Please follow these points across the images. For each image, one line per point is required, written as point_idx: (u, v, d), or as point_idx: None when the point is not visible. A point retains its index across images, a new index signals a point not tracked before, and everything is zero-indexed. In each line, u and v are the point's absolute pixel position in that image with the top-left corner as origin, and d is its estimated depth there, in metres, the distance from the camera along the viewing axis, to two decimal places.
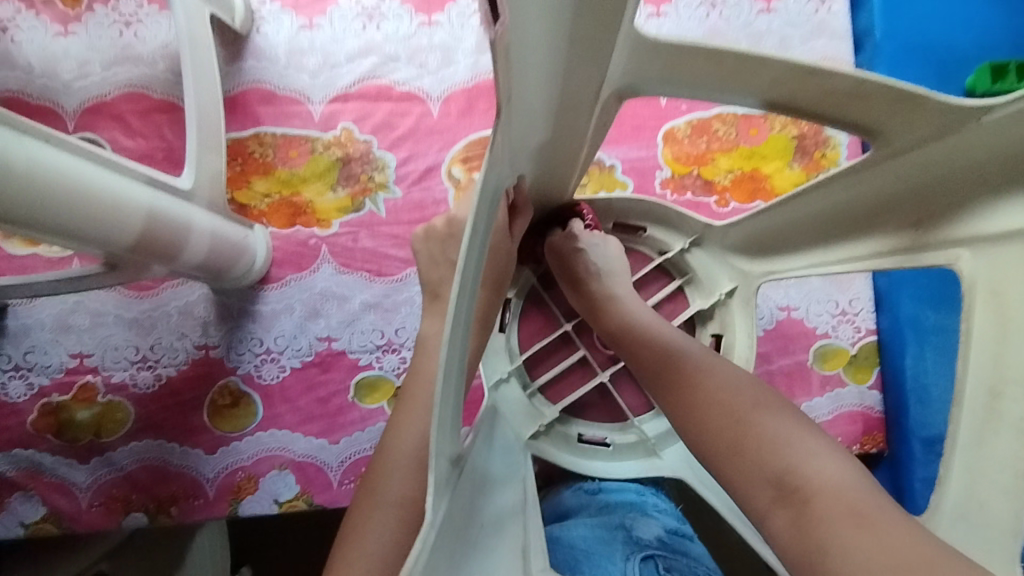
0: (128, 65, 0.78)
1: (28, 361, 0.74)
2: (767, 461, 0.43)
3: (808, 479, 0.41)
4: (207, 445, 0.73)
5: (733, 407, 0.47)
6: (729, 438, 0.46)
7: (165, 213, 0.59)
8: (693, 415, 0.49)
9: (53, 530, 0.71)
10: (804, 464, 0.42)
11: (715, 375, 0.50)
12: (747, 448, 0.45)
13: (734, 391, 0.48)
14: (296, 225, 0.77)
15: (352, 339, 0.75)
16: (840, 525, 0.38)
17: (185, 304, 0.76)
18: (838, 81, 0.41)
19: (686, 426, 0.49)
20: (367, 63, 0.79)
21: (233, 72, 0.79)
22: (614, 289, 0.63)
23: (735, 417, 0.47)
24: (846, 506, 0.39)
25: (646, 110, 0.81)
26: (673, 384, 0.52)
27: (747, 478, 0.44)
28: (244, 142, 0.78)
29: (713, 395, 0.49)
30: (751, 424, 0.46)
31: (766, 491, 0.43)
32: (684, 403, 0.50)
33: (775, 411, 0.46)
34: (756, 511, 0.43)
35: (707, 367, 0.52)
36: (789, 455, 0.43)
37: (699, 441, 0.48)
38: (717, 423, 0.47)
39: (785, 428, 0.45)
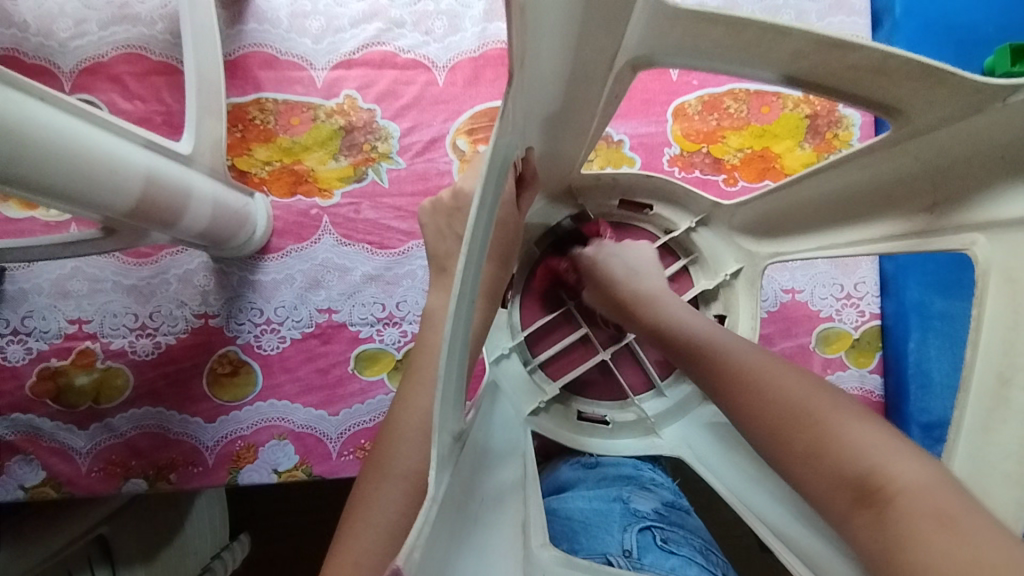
0: (125, 24, 0.76)
1: (26, 325, 0.73)
2: (847, 464, 0.41)
3: (890, 479, 0.39)
4: (207, 413, 0.73)
5: (805, 408, 0.45)
6: (803, 444, 0.43)
7: (165, 178, 0.58)
8: (760, 417, 0.46)
9: (53, 493, 0.71)
10: (885, 465, 0.39)
11: (787, 378, 0.47)
12: (819, 449, 0.42)
13: (804, 392, 0.46)
14: (298, 193, 0.75)
15: (353, 312, 0.75)
16: (921, 525, 0.35)
17: (184, 272, 0.75)
18: (862, 56, 0.39)
19: (754, 430, 0.47)
20: (372, 28, 0.77)
21: (233, 34, 0.77)
22: (647, 287, 0.63)
23: (807, 421, 0.44)
24: (930, 507, 0.36)
25: (657, 85, 0.80)
26: (743, 388, 0.49)
27: (826, 482, 0.41)
28: (245, 107, 0.76)
29: (784, 398, 0.46)
30: (831, 429, 0.43)
31: (847, 494, 0.40)
32: (751, 406, 0.47)
33: (854, 414, 0.44)
34: (838, 516, 0.41)
35: (780, 371, 0.48)
36: (868, 457, 0.40)
37: (770, 445, 0.45)
38: (791, 427, 0.44)
39: (878, 437, 0.41)
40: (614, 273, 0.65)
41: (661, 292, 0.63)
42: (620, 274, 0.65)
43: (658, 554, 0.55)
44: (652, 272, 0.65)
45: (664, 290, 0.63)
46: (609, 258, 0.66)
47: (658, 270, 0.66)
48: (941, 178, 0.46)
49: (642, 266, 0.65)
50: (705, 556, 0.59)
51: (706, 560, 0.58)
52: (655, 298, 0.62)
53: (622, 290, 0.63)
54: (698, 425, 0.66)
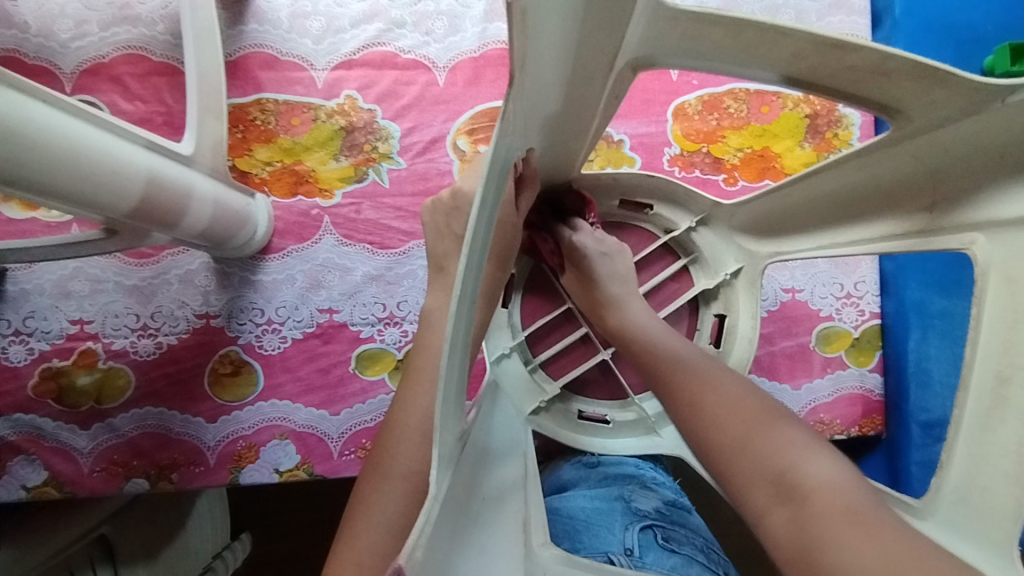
0: (126, 25, 0.76)
1: (28, 326, 0.73)
2: (771, 461, 0.43)
3: (806, 478, 0.41)
4: (208, 413, 0.73)
5: (741, 411, 0.47)
6: (734, 443, 0.45)
7: (166, 178, 0.58)
8: (696, 415, 0.49)
9: (55, 493, 0.71)
10: (804, 465, 0.42)
11: (728, 383, 0.50)
12: (746, 446, 0.45)
13: (737, 394, 0.49)
14: (298, 194, 0.76)
15: (354, 312, 0.75)
16: (834, 523, 0.38)
17: (186, 272, 0.75)
18: (861, 56, 0.39)
19: (690, 426, 0.49)
20: (372, 29, 0.77)
21: (234, 35, 0.77)
22: (620, 287, 0.63)
23: (743, 421, 0.46)
24: (841, 505, 0.39)
25: (657, 85, 0.80)
26: (683, 391, 0.51)
27: (751, 477, 0.44)
28: (246, 108, 0.76)
29: (726, 399, 0.48)
30: (763, 432, 0.45)
31: (766, 489, 0.43)
32: (689, 403, 0.50)
33: (783, 419, 0.46)
34: (755, 510, 0.43)
35: (721, 376, 0.51)
36: (788, 457, 0.43)
37: (700, 441, 0.48)
38: (726, 425, 0.46)
39: (808, 448, 0.44)
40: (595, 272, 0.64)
41: (632, 296, 0.62)
42: (598, 275, 0.64)
43: (660, 553, 0.55)
44: (631, 276, 0.65)
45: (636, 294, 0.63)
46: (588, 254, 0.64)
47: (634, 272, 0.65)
48: (938, 179, 0.46)
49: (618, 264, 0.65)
50: (706, 554, 0.59)
51: (707, 559, 0.58)
52: (622, 302, 0.62)
53: (593, 289, 0.64)
54: None
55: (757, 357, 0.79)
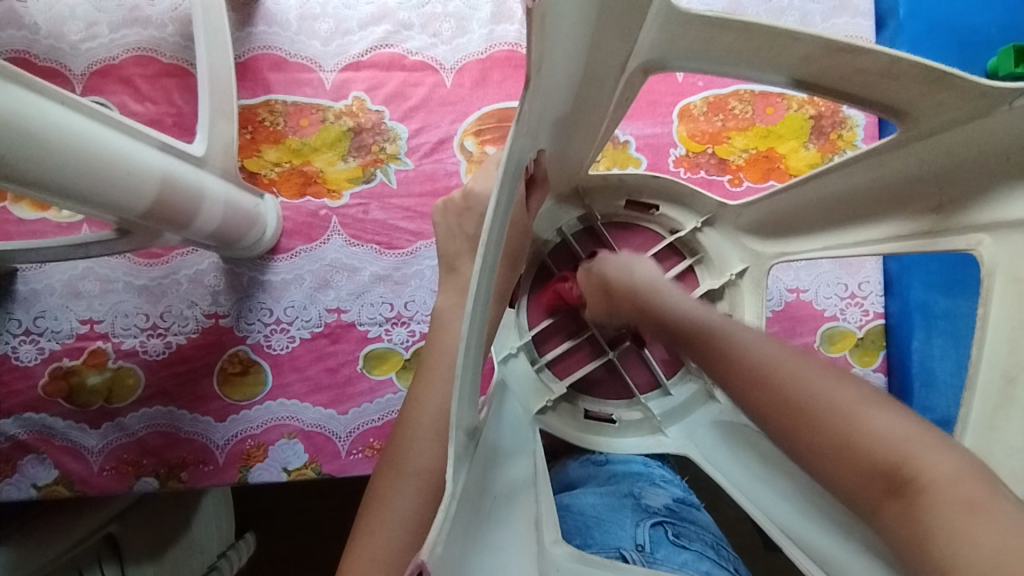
0: (136, 27, 0.76)
1: (38, 325, 0.74)
2: (871, 451, 0.38)
3: (921, 470, 0.36)
4: (217, 412, 0.73)
5: (824, 397, 0.42)
6: (826, 435, 0.40)
7: (179, 179, 0.58)
8: (776, 404, 0.43)
9: (65, 492, 0.72)
10: (915, 454, 0.37)
11: (801, 363, 0.44)
12: (843, 438, 0.40)
13: (824, 377, 0.43)
14: (307, 194, 0.76)
15: (362, 311, 0.75)
16: (957, 518, 0.33)
17: (195, 273, 0.76)
18: (871, 59, 0.40)
19: (767, 416, 0.44)
20: (380, 30, 0.78)
21: (243, 37, 0.78)
22: (646, 275, 0.63)
23: (829, 410, 0.41)
24: (965, 499, 0.34)
25: (663, 86, 0.80)
26: (753, 374, 0.46)
27: (850, 474, 0.39)
28: (255, 109, 0.76)
29: (803, 385, 0.43)
30: (860, 420, 0.39)
31: (875, 484, 0.38)
32: (768, 388, 0.44)
33: (881, 401, 0.40)
34: (866, 508, 0.38)
35: (793, 357, 0.45)
36: (898, 447, 0.37)
37: (784, 435, 0.43)
38: (809, 416, 0.41)
39: (898, 422, 0.39)
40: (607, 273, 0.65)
41: (658, 281, 0.62)
42: (616, 277, 0.64)
43: (671, 549, 0.56)
44: (649, 266, 0.64)
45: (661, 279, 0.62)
46: (603, 264, 0.66)
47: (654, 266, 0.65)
48: (943, 181, 0.47)
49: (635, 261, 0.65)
50: (716, 550, 0.59)
51: (717, 554, 0.59)
52: (662, 290, 0.60)
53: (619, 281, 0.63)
54: (704, 421, 0.68)
55: None
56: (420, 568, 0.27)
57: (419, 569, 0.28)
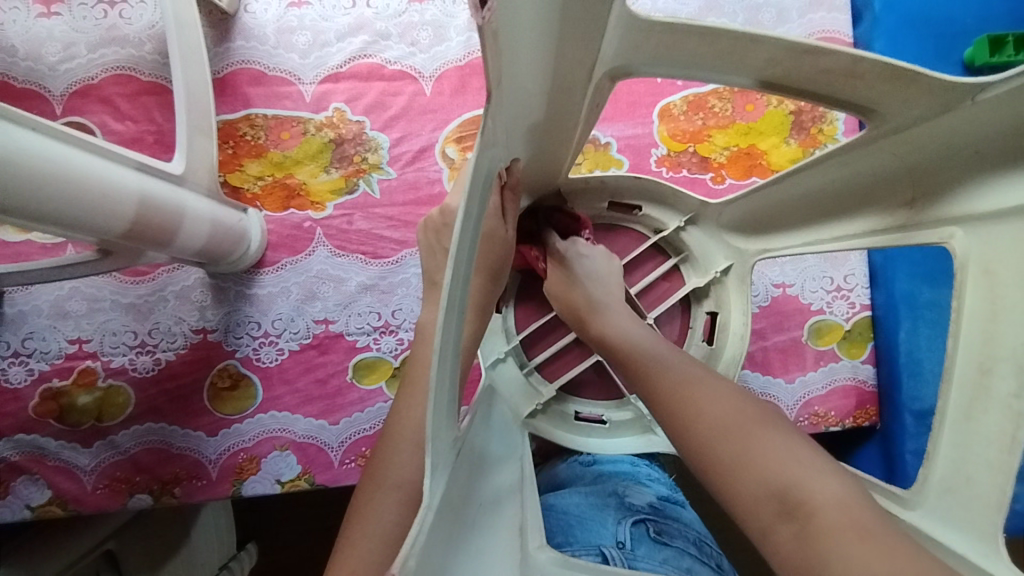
0: (114, 46, 0.76)
1: (27, 347, 0.74)
2: (767, 473, 0.42)
3: (809, 495, 0.40)
4: (209, 427, 0.73)
5: (735, 422, 0.45)
6: (732, 457, 0.43)
7: (159, 198, 0.59)
8: (692, 427, 0.47)
9: (60, 511, 0.72)
10: (806, 481, 0.41)
11: (715, 388, 0.49)
12: (745, 463, 0.43)
13: (734, 406, 0.47)
14: (290, 207, 0.76)
15: (349, 321, 0.76)
16: (845, 541, 0.37)
17: (181, 289, 0.76)
18: (833, 60, 0.40)
19: (681, 442, 0.47)
20: (358, 41, 0.78)
21: (221, 52, 0.78)
22: (599, 293, 0.64)
23: (738, 433, 0.44)
24: (849, 521, 0.38)
25: (642, 87, 0.80)
26: (676, 399, 0.49)
27: (747, 495, 0.42)
28: (235, 124, 0.77)
29: (709, 408, 0.47)
30: (757, 445, 0.43)
31: (769, 506, 0.41)
32: (681, 413, 0.48)
33: (780, 430, 0.45)
34: (757, 528, 0.41)
35: (708, 390, 0.49)
36: (794, 473, 0.41)
37: (694, 454, 0.46)
38: (718, 439, 0.45)
39: (783, 445, 0.43)
40: (578, 274, 0.66)
41: (612, 302, 0.63)
42: (579, 277, 0.66)
43: (652, 547, 0.56)
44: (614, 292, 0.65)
45: (622, 308, 0.63)
46: (577, 257, 0.67)
47: (619, 280, 0.67)
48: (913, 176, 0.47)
49: (603, 270, 0.67)
50: (698, 547, 0.60)
51: (699, 552, 0.59)
52: (607, 307, 0.62)
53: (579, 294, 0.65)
54: None
55: (750, 353, 0.80)
56: None
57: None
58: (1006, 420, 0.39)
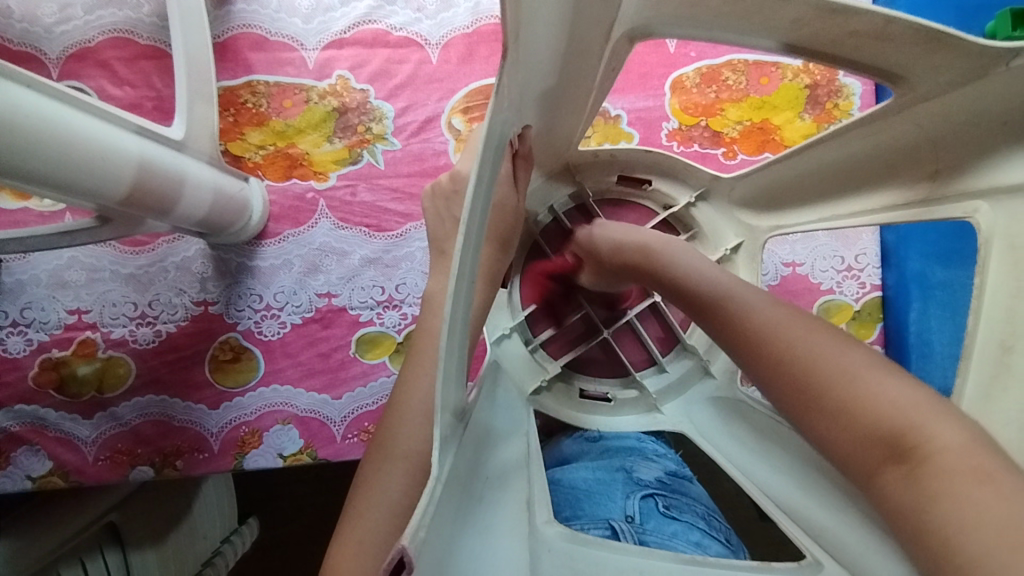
0: (111, 8, 0.74)
1: (26, 316, 0.73)
2: (877, 418, 0.36)
3: (926, 437, 0.34)
4: (211, 400, 0.73)
5: (832, 361, 0.40)
6: (835, 399, 0.38)
7: (159, 164, 0.57)
8: (779, 367, 0.41)
9: (61, 482, 0.72)
10: (920, 420, 0.35)
11: (805, 325, 0.43)
12: (847, 404, 0.38)
13: (830, 341, 0.41)
14: (292, 177, 0.75)
15: (353, 295, 0.74)
16: (963, 489, 0.32)
17: (182, 260, 0.75)
18: (864, 21, 0.38)
19: (771, 377, 0.42)
20: (363, 6, 0.76)
21: (221, 16, 0.76)
22: (649, 238, 0.59)
23: (843, 375, 0.39)
24: (969, 465, 0.32)
25: (654, 58, 0.78)
26: (762, 340, 0.43)
27: (852, 436, 0.37)
28: (236, 90, 0.75)
29: (807, 349, 0.41)
30: (865, 383, 0.38)
31: (876, 450, 0.36)
32: (769, 357, 0.42)
33: (887, 367, 0.39)
34: (861, 470, 0.37)
35: (796, 321, 0.43)
36: (907, 415, 0.36)
37: (793, 394, 0.41)
38: (814, 379, 0.40)
39: (898, 385, 0.37)
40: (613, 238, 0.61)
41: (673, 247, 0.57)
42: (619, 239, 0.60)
43: (661, 520, 0.56)
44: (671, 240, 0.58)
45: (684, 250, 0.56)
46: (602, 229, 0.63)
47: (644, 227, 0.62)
48: (938, 146, 0.45)
49: (631, 228, 0.61)
50: (707, 521, 0.60)
51: (709, 526, 0.59)
52: (656, 249, 0.57)
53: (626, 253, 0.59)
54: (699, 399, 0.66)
55: None
56: (400, 555, 0.27)
57: (401, 555, 0.27)
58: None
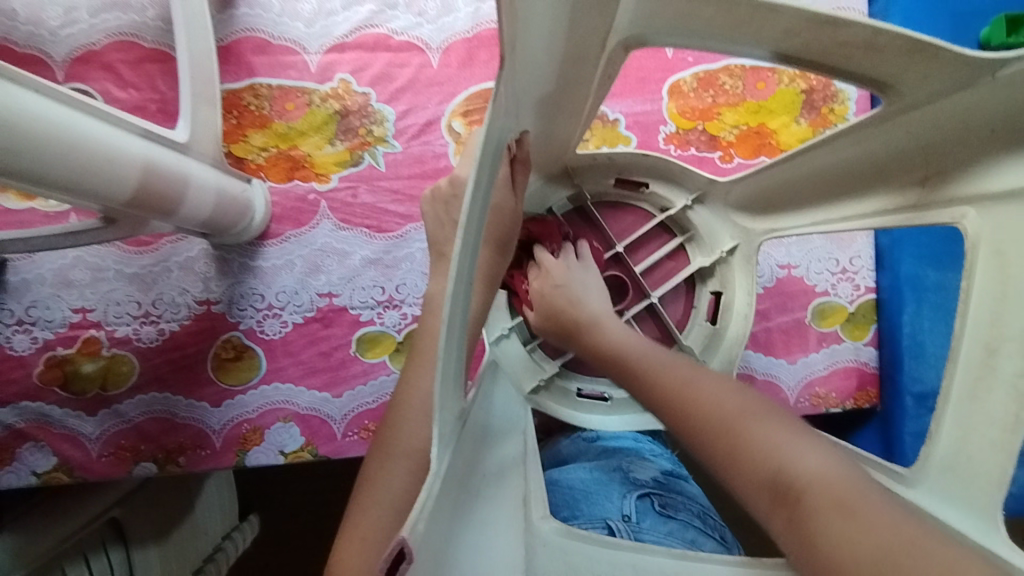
0: (116, 11, 0.75)
1: (31, 315, 0.74)
2: (760, 465, 0.41)
3: (796, 475, 0.40)
4: (213, 398, 0.74)
5: (722, 413, 0.45)
6: (723, 454, 0.44)
7: (162, 165, 0.58)
8: (686, 426, 0.47)
9: (66, 478, 0.73)
10: (793, 459, 0.41)
11: (701, 385, 0.48)
12: (733, 455, 0.43)
13: (718, 399, 0.46)
14: (294, 178, 0.76)
15: (353, 295, 0.75)
16: (827, 520, 0.37)
17: (185, 259, 0.76)
18: (853, 32, 0.39)
19: (683, 435, 0.47)
20: (364, 11, 0.77)
21: (225, 19, 0.77)
22: (595, 308, 0.62)
23: (726, 434, 0.44)
24: (831, 498, 0.38)
25: (652, 62, 0.79)
26: (667, 399, 0.49)
27: (746, 483, 0.42)
28: (239, 93, 0.76)
29: (702, 407, 0.46)
30: (750, 433, 0.43)
31: (764, 495, 0.41)
32: (675, 415, 0.48)
33: (763, 414, 0.44)
34: (758, 513, 0.41)
35: (693, 380, 0.49)
36: (780, 456, 0.41)
37: (698, 449, 0.46)
38: (705, 435, 0.45)
39: (777, 431, 0.43)
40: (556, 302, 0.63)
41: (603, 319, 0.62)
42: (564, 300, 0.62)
43: (656, 519, 0.58)
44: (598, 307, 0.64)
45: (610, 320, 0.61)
46: (553, 289, 0.64)
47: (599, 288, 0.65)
48: (915, 159, 0.47)
49: (583, 290, 0.64)
50: (702, 520, 0.61)
51: (704, 524, 0.60)
52: (602, 321, 0.60)
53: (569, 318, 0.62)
54: None
55: (753, 333, 0.80)
56: (401, 546, 0.28)
57: (400, 546, 0.28)
58: (1011, 400, 0.39)
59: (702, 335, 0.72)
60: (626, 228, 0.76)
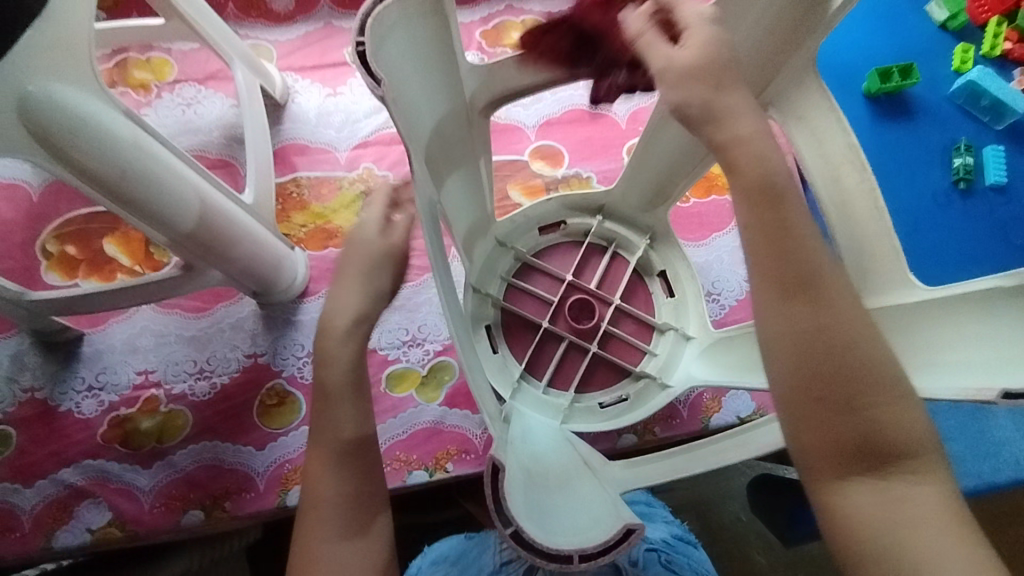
0: (189, 135, 0.96)
1: (100, 381, 0.84)
2: (867, 446, 0.41)
3: (904, 479, 0.41)
4: (257, 441, 0.81)
5: (862, 390, 0.41)
6: (836, 431, 0.41)
7: (236, 215, 0.70)
8: (810, 408, 0.42)
9: (118, 533, 0.78)
10: (904, 460, 0.41)
11: (866, 355, 0.42)
12: (857, 431, 0.41)
13: (873, 382, 0.41)
14: (329, 246, 0.91)
15: (381, 337, 0.86)
16: (926, 532, 0.39)
17: (236, 321, 0.87)
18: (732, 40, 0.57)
19: (797, 418, 0.42)
20: (382, 117, 0.98)
21: (274, 133, 0.97)
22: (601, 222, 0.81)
23: (849, 411, 0.41)
24: (924, 509, 0.40)
25: (612, 133, 0.99)
26: (823, 370, 0.41)
27: (836, 461, 0.41)
28: (285, 185, 0.94)
29: (837, 379, 0.41)
30: (875, 413, 0.41)
31: (855, 468, 0.41)
32: (804, 392, 0.42)
33: (899, 397, 0.42)
34: (835, 495, 0.42)
35: (862, 350, 0.42)
36: (890, 441, 0.41)
37: (806, 430, 0.42)
38: (826, 413, 0.41)
39: (902, 412, 0.41)
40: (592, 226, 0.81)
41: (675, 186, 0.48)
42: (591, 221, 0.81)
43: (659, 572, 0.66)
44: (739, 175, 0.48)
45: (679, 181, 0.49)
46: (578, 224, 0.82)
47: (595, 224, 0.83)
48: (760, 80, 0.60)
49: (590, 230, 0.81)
50: None
51: None
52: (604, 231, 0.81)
53: None
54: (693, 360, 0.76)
55: None
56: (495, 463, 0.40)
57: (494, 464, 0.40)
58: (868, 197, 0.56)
59: (669, 309, 0.83)
60: (566, 260, 0.85)
